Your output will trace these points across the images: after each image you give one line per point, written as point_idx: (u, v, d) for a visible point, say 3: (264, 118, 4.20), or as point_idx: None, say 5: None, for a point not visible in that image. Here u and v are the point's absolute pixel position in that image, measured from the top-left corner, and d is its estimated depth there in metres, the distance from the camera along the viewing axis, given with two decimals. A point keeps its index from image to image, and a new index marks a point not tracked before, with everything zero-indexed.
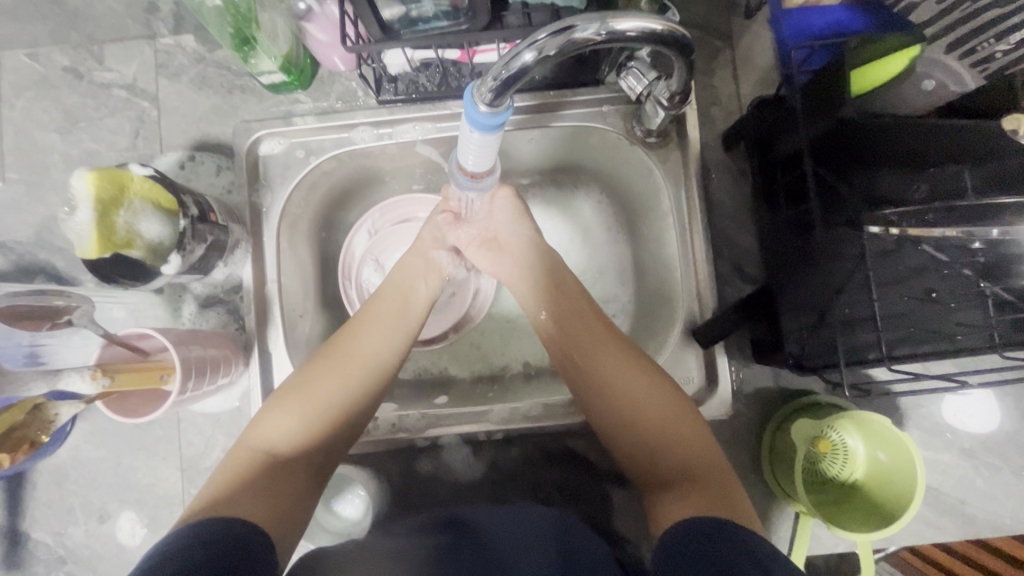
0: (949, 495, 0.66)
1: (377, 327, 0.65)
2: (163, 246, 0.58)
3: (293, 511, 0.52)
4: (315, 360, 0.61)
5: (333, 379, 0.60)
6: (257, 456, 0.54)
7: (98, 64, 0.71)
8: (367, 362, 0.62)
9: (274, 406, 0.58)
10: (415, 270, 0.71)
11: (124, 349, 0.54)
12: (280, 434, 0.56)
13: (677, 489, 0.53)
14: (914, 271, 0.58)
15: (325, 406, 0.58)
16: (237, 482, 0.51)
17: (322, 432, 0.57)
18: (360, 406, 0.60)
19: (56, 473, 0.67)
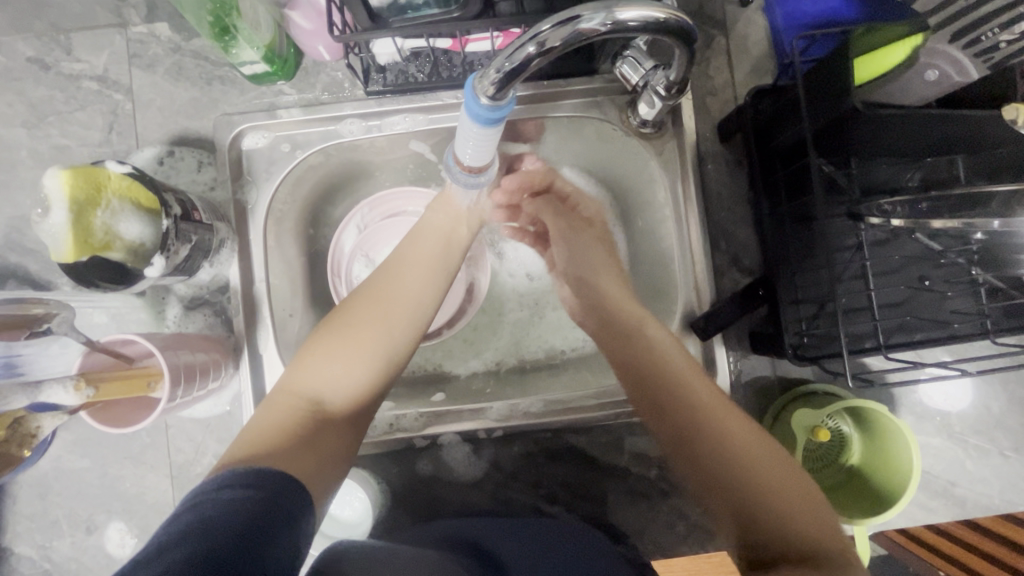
0: (940, 477, 0.67)
1: (416, 274, 0.63)
2: (145, 248, 0.55)
3: (340, 460, 0.51)
4: (352, 303, 0.60)
5: (374, 324, 0.59)
6: (303, 403, 0.53)
7: (65, 54, 0.67)
8: (406, 309, 0.61)
9: (319, 350, 0.56)
10: (445, 208, 0.66)
11: (107, 356, 0.52)
12: (324, 381, 0.55)
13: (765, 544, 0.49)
14: (908, 260, 0.59)
15: (368, 353, 0.57)
16: (289, 429, 0.50)
17: (367, 376, 0.57)
18: (401, 352, 0.59)
19: (38, 485, 0.65)
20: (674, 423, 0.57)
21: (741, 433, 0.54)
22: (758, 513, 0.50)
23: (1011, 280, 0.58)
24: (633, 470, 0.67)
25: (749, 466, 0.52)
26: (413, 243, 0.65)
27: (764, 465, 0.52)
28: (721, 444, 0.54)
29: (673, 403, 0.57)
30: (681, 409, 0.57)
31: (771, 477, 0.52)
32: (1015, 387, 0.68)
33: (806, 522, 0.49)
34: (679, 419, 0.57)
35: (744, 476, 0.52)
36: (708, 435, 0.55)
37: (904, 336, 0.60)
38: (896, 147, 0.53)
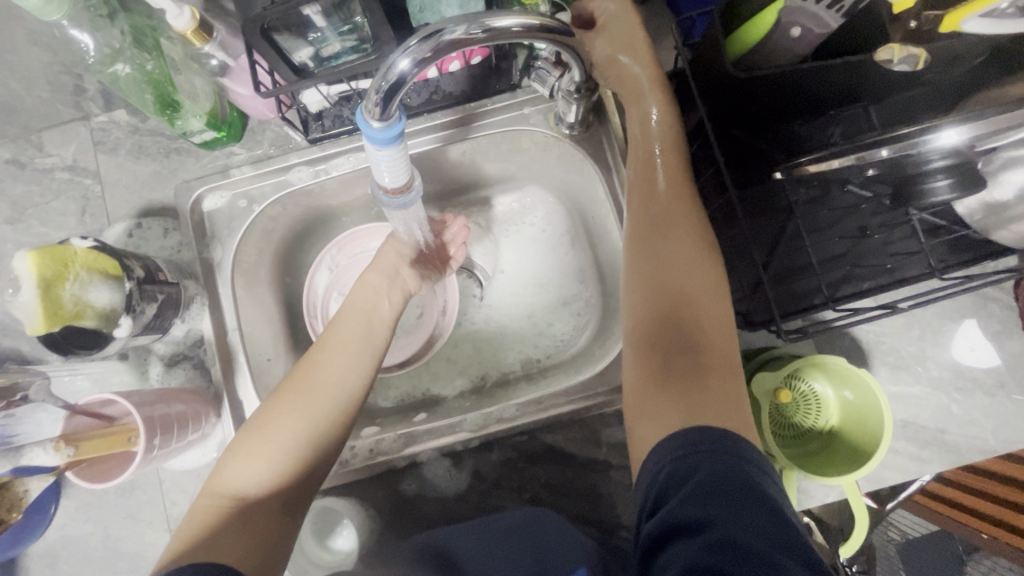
0: (928, 425, 0.66)
1: (340, 353, 0.64)
2: (116, 311, 0.60)
3: (274, 547, 0.53)
4: (277, 396, 0.60)
5: (295, 414, 0.59)
6: (226, 504, 0.54)
7: (39, 152, 0.73)
8: (333, 390, 0.61)
9: (240, 449, 0.57)
10: (376, 287, 0.71)
11: (89, 418, 0.56)
12: (247, 479, 0.55)
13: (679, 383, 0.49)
14: (842, 212, 0.60)
15: (293, 446, 0.57)
16: (207, 534, 0.50)
17: (294, 469, 0.57)
18: (332, 433, 0.60)
19: (47, 555, 0.67)
20: (651, 277, 0.55)
21: (714, 321, 0.51)
22: (676, 378, 0.49)
23: (947, 215, 0.59)
24: (615, 461, 0.67)
25: (705, 359, 0.50)
26: (339, 329, 0.66)
27: (712, 355, 0.50)
28: (691, 329, 0.51)
29: (665, 270, 0.54)
30: (666, 277, 0.54)
31: (720, 369, 0.49)
32: (986, 323, 0.68)
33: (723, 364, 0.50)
34: (668, 268, 0.54)
35: (695, 352, 0.50)
36: (687, 315, 0.52)
37: (851, 287, 0.60)
38: (796, 103, 0.55)
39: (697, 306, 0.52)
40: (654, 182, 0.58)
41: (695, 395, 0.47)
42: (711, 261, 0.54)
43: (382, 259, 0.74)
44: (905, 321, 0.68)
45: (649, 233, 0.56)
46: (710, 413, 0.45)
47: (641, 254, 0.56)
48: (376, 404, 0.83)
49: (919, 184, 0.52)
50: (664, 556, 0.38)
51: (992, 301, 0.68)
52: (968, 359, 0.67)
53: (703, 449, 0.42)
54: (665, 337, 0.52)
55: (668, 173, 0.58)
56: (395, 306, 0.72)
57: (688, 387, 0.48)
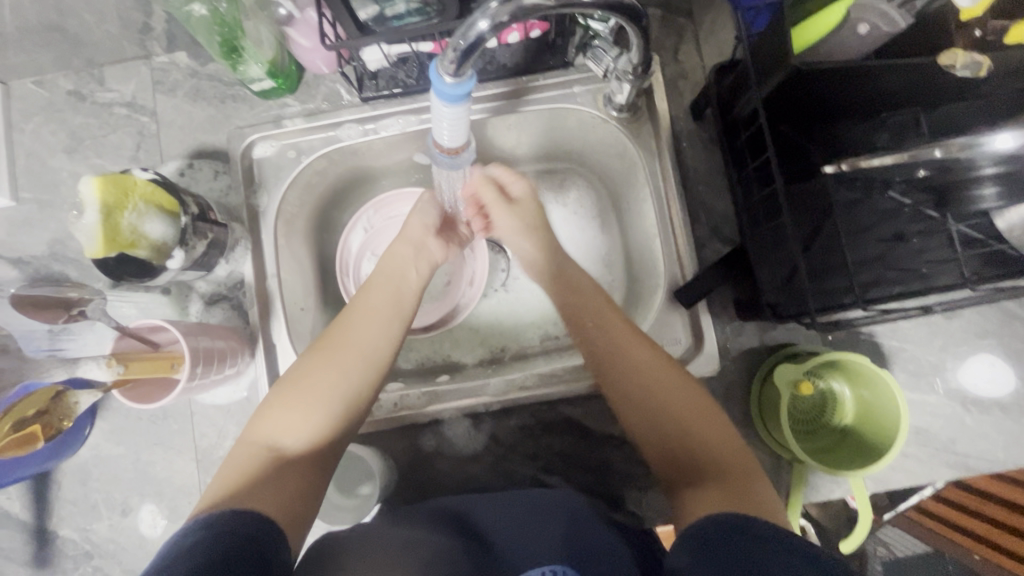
0: (940, 435, 0.67)
1: (371, 317, 0.64)
2: (167, 245, 0.62)
3: (307, 500, 0.52)
4: (311, 353, 0.60)
5: (330, 372, 0.59)
6: (264, 453, 0.54)
7: (99, 86, 0.76)
8: (365, 352, 0.61)
9: (279, 402, 0.57)
10: (405, 258, 0.70)
11: (137, 341, 0.58)
12: (285, 430, 0.56)
13: (702, 482, 0.53)
14: (880, 216, 0.61)
15: (328, 402, 0.57)
16: (246, 481, 0.50)
17: (331, 426, 0.57)
18: (365, 390, 0.60)
19: (79, 472, 0.71)
20: (635, 404, 0.59)
21: (689, 403, 0.57)
22: (696, 482, 0.54)
23: (984, 229, 0.59)
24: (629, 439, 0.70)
25: (704, 441, 0.56)
26: (372, 293, 0.66)
27: (710, 440, 0.56)
28: (685, 426, 0.56)
29: (636, 386, 0.59)
30: (639, 392, 0.59)
31: (723, 450, 0.55)
32: (1008, 342, 0.69)
33: (711, 434, 0.56)
34: (634, 386, 0.59)
35: (693, 449, 0.55)
36: (673, 416, 0.57)
37: (882, 289, 0.60)
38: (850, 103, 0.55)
39: (672, 407, 0.57)
40: (596, 316, 0.63)
41: (722, 483, 0.52)
42: (662, 352, 0.60)
43: (408, 230, 0.72)
44: (928, 331, 0.69)
45: (621, 391, 0.60)
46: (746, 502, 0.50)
47: (624, 402, 0.60)
48: (397, 364, 0.85)
49: (966, 190, 0.57)
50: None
51: (1017, 321, 0.69)
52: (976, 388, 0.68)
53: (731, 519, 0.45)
54: (671, 451, 0.56)
55: (601, 298, 0.65)
56: (424, 276, 0.71)
57: (706, 481, 0.53)
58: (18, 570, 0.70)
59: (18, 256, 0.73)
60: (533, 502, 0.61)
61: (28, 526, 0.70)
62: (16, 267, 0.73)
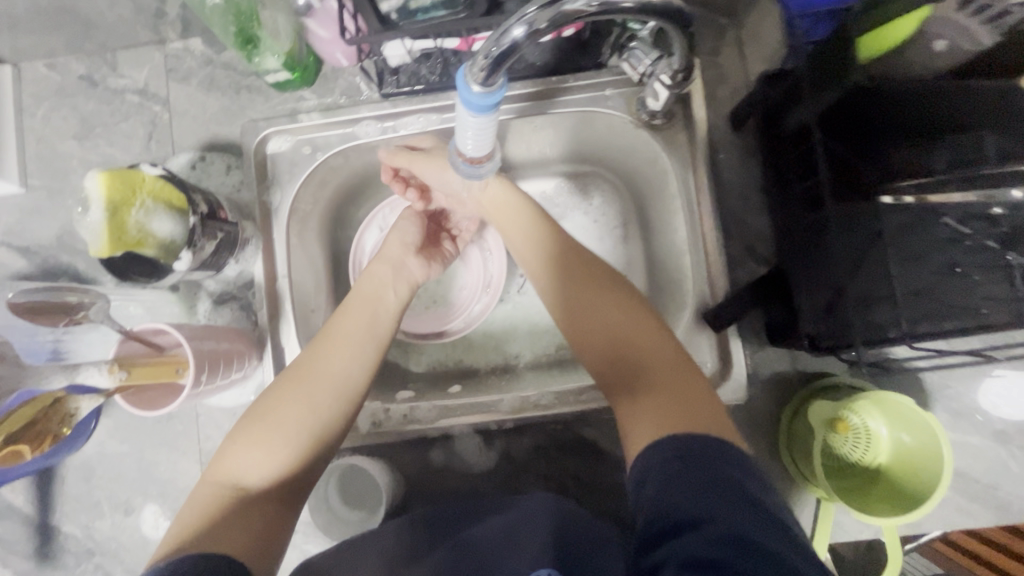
0: (981, 478, 0.63)
1: (341, 344, 0.60)
2: (175, 245, 0.59)
3: (275, 536, 0.49)
4: (277, 386, 0.57)
5: (298, 404, 0.56)
6: (226, 493, 0.51)
7: (112, 71, 0.73)
8: (335, 381, 0.58)
9: (241, 438, 0.54)
10: (383, 279, 0.68)
11: (141, 345, 0.56)
12: (249, 467, 0.52)
13: (643, 397, 0.50)
14: (935, 244, 0.56)
15: (296, 434, 0.55)
16: (206, 522, 0.47)
17: (298, 459, 0.54)
18: (334, 424, 0.57)
19: (83, 468, 0.70)
20: (584, 336, 0.57)
21: (634, 328, 0.55)
22: (639, 392, 0.50)
23: None
24: None
25: (649, 361, 0.52)
26: (344, 320, 0.63)
27: (657, 361, 0.52)
28: (631, 349, 0.54)
29: (587, 318, 0.57)
30: (588, 321, 0.57)
31: (668, 365, 0.51)
32: None
33: (661, 353, 0.52)
34: (582, 319, 0.57)
35: (638, 368, 0.52)
36: (621, 342, 0.54)
37: (932, 325, 0.55)
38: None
39: (620, 332, 0.55)
40: (553, 250, 0.62)
41: (664, 396, 0.48)
42: (615, 283, 0.58)
43: (387, 249, 0.72)
44: (974, 367, 0.64)
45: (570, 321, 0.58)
46: (690, 414, 0.46)
47: (573, 330, 0.58)
48: (408, 368, 0.82)
49: None
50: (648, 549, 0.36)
51: None
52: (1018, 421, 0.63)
53: (682, 449, 0.41)
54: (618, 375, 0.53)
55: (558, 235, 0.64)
56: (403, 300, 0.68)
57: (649, 397, 0.49)
58: (20, 563, 0.69)
59: (26, 245, 0.72)
60: (513, 513, 0.54)
61: (31, 519, 0.69)
62: (24, 257, 0.72)
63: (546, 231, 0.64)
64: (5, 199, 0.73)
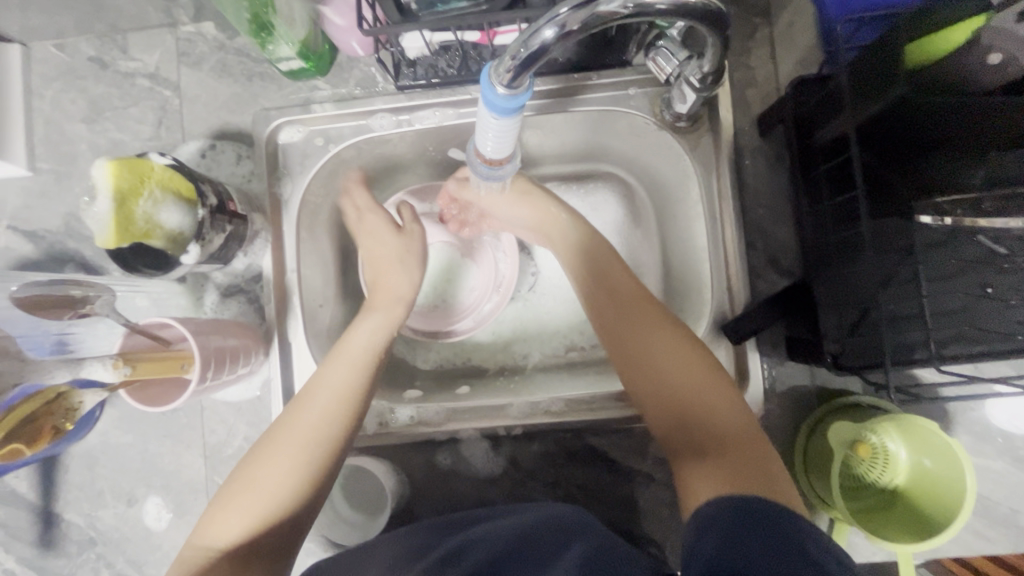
0: (1002, 504, 0.61)
1: (324, 399, 0.57)
2: (183, 236, 0.58)
3: None
4: (261, 443, 0.55)
5: (281, 461, 0.53)
6: (204, 559, 0.49)
7: (122, 54, 0.71)
8: (318, 435, 0.55)
9: (224, 501, 0.52)
10: (372, 324, 0.65)
11: (146, 338, 0.55)
12: (229, 534, 0.50)
13: (708, 461, 0.50)
14: (969, 264, 0.54)
15: (280, 495, 0.52)
16: None
17: (280, 519, 0.51)
18: (316, 485, 0.54)
19: (86, 457, 0.69)
20: (643, 385, 0.58)
21: (698, 384, 0.55)
22: (704, 454, 0.51)
23: None
24: (657, 475, 0.65)
25: (713, 423, 0.52)
26: (329, 369, 0.59)
27: (721, 421, 0.52)
28: (693, 406, 0.54)
29: (649, 367, 0.58)
30: (650, 368, 0.58)
31: (734, 431, 0.51)
32: None
33: (725, 414, 0.53)
34: (643, 370, 0.58)
35: (701, 430, 0.52)
36: (683, 399, 0.55)
37: (959, 347, 0.54)
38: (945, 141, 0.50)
39: (680, 386, 0.55)
40: (619, 294, 0.64)
41: (729, 462, 0.49)
42: (682, 334, 0.59)
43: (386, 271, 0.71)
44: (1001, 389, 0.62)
45: (631, 366, 0.60)
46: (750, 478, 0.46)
47: (632, 374, 0.59)
48: (416, 366, 0.81)
49: None
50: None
51: None
52: None
53: (736, 504, 0.43)
54: (678, 433, 0.54)
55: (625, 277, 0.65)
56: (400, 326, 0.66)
57: (710, 461, 0.50)
58: (23, 549, 0.69)
59: (32, 230, 0.71)
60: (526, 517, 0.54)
61: (34, 506, 0.69)
62: (30, 241, 0.70)
63: (606, 275, 0.66)
64: (12, 182, 0.72)
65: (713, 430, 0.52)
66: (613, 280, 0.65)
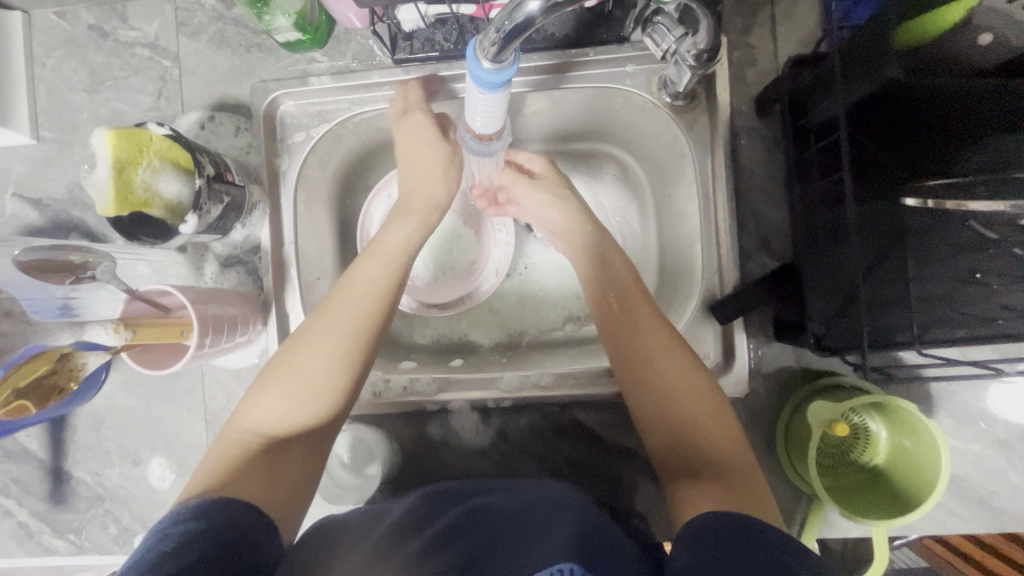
0: (978, 485, 0.62)
1: (362, 288, 0.60)
2: (182, 206, 0.59)
3: (301, 487, 0.53)
4: (302, 330, 0.58)
5: (323, 349, 0.56)
6: (254, 441, 0.53)
7: (122, 23, 0.72)
8: (359, 326, 0.58)
9: (266, 387, 0.55)
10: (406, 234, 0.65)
11: (146, 304, 0.57)
12: (273, 417, 0.54)
13: (700, 482, 0.52)
14: (955, 250, 0.55)
15: (322, 384, 0.56)
16: (232, 471, 0.50)
17: (320, 414, 0.55)
18: (353, 374, 0.57)
19: (93, 418, 0.72)
20: (637, 396, 0.58)
21: (696, 400, 0.56)
22: (697, 477, 0.53)
23: None
24: (641, 450, 0.67)
25: (705, 446, 0.54)
26: (365, 266, 0.62)
27: (714, 444, 0.54)
28: (685, 423, 0.56)
29: (649, 374, 0.58)
30: (650, 377, 0.58)
31: (725, 455, 0.53)
32: None
33: (716, 437, 0.54)
34: (643, 376, 0.58)
35: (691, 450, 0.55)
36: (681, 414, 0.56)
37: (943, 331, 0.54)
38: (935, 114, 0.51)
39: (679, 400, 0.56)
40: (623, 294, 0.63)
41: (722, 484, 0.51)
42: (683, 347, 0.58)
43: (410, 205, 0.68)
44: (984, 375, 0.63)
45: (627, 370, 0.59)
46: (738, 494, 0.50)
47: (630, 378, 0.59)
48: (412, 340, 0.82)
49: None
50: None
51: None
52: (1014, 419, 0.63)
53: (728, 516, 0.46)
54: (672, 446, 0.56)
55: (630, 279, 0.64)
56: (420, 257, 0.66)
57: (699, 484, 0.52)
58: (35, 504, 0.72)
59: (37, 198, 0.72)
60: (531, 495, 0.55)
61: (44, 464, 0.72)
62: (35, 209, 0.72)
63: (610, 273, 0.65)
64: (17, 150, 0.73)
65: (701, 438, 0.55)
66: (613, 278, 0.64)
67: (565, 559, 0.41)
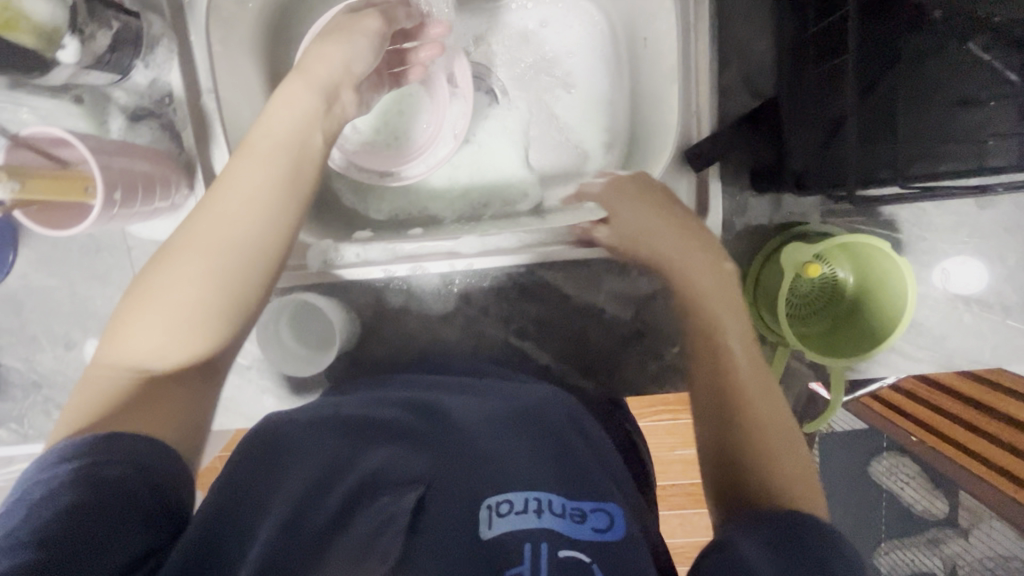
0: (932, 328, 0.64)
1: (242, 184, 0.45)
2: (57, 31, 0.48)
3: (192, 428, 0.41)
4: (170, 240, 0.44)
5: (200, 264, 0.43)
6: (122, 377, 0.41)
7: None
8: (240, 233, 0.44)
9: (131, 310, 0.42)
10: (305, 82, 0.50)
11: (38, 155, 0.48)
12: (145, 348, 0.41)
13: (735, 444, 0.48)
14: (949, 75, 0.50)
15: (202, 307, 0.42)
16: (100, 415, 0.38)
17: (210, 340, 0.43)
18: (246, 292, 0.44)
19: (10, 301, 0.65)
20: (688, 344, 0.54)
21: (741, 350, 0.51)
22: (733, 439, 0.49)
23: None
24: (610, 309, 0.65)
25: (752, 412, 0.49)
26: (246, 157, 0.46)
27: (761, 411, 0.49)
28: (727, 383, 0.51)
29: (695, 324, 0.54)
30: (696, 321, 0.54)
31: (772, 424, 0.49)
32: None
33: (763, 405, 0.49)
34: (690, 319, 0.54)
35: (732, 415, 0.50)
36: (727, 373, 0.51)
37: (926, 166, 0.51)
38: None
39: (727, 352, 0.52)
40: (662, 211, 0.57)
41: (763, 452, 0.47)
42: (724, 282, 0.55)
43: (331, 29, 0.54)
44: (950, 218, 0.62)
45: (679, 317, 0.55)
46: (777, 462, 0.46)
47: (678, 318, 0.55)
48: (369, 217, 0.74)
49: None
50: (609, 543, 0.38)
51: None
52: (956, 289, 0.63)
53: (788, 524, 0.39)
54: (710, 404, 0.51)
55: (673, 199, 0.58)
56: None
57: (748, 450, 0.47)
58: None
59: None
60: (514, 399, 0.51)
61: None
62: None
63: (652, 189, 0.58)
64: None
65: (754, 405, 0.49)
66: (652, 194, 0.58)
67: (543, 483, 0.41)
